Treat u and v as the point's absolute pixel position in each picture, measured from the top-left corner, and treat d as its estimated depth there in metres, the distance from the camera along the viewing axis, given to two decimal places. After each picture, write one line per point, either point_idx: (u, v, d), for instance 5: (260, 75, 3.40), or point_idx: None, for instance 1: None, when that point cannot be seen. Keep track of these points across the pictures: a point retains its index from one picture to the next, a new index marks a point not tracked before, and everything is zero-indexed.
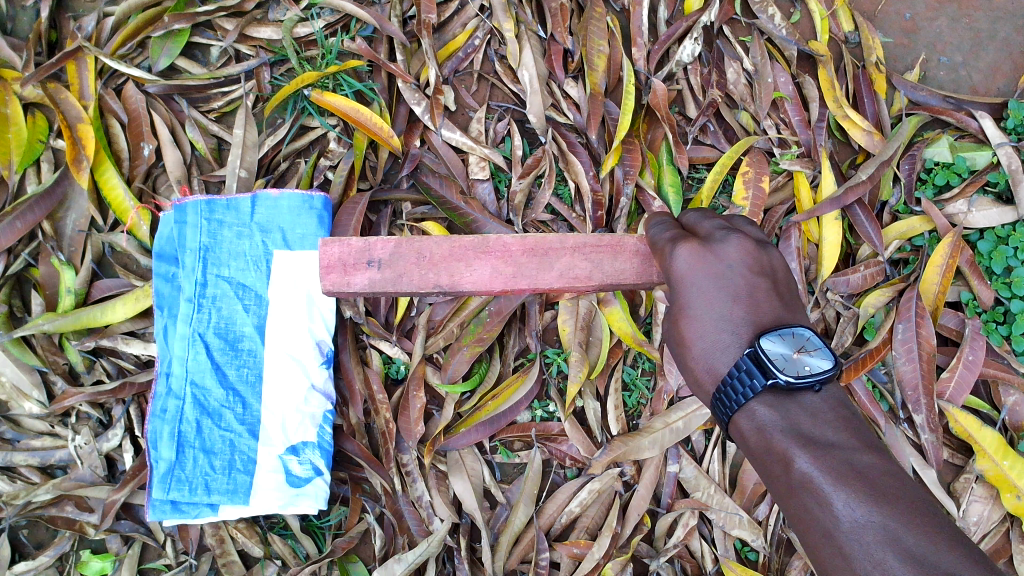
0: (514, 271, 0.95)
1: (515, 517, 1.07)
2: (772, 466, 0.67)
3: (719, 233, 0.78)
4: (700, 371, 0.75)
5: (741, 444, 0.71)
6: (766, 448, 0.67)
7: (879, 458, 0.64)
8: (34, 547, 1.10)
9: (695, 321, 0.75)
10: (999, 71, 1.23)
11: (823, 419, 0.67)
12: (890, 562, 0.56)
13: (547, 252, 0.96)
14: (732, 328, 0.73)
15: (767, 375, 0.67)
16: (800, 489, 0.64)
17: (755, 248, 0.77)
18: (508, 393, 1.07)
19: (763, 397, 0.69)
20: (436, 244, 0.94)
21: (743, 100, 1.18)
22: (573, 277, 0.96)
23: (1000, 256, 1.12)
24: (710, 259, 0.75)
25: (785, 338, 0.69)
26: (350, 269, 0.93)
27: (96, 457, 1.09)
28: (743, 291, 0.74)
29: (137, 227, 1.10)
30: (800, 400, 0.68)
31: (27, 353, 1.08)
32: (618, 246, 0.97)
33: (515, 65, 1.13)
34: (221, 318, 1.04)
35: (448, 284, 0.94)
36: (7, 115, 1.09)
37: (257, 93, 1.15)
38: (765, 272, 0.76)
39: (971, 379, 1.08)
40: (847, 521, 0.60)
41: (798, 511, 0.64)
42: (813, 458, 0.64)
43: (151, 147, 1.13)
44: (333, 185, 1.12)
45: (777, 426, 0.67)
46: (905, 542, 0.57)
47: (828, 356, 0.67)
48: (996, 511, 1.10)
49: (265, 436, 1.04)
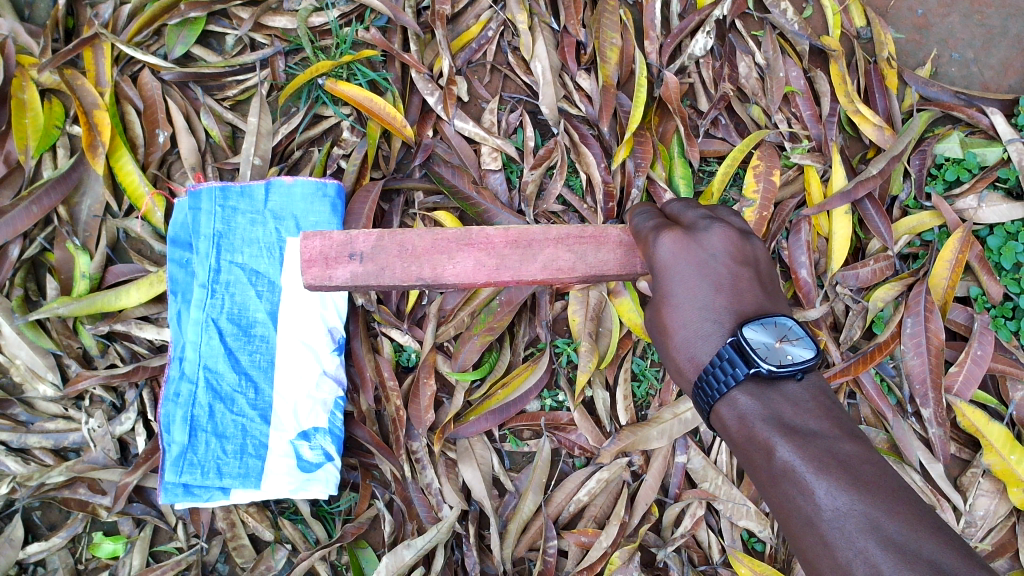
0: (499, 263, 0.89)
1: (523, 505, 1.09)
2: (754, 456, 0.67)
3: (702, 222, 0.78)
4: (682, 361, 0.74)
5: (723, 434, 0.71)
6: (749, 438, 0.67)
7: (860, 446, 0.63)
8: (47, 528, 1.11)
9: (677, 309, 0.75)
10: (1011, 67, 1.23)
11: (804, 409, 0.67)
12: (871, 550, 0.55)
13: (530, 244, 0.90)
14: (715, 317, 0.73)
15: (749, 364, 0.66)
16: (782, 478, 0.63)
17: (739, 238, 0.77)
18: (517, 382, 1.08)
19: (745, 386, 0.68)
20: (419, 235, 0.88)
21: (754, 94, 1.18)
22: (557, 268, 0.90)
23: (1009, 252, 1.11)
24: (693, 249, 0.75)
25: (767, 327, 0.68)
26: (332, 262, 0.86)
27: (109, 441, 1.10)
28: (725, 280, 0.74)
29: (152, 214, 1.11)
30: (782, 389, 0.68)
31: (42, 336, 1.09)
32: (601, 236, 0.90)
33: (528, 57, 1.14)
34: (235, 304, 1.05)
35: (430, 277, 0.88)
36: (24, 100, 1.10)
37: (271, 82, 1.15)
38: (748, 262, 0.76)
39: (979, 373, 1.09)
40: (829, 510, 0.59)
41: (780, 500, 0.63)
42: (795, 446, 0.64)
43: (166, 134, 1.13)
44: (346, 174, 1.13)
45: (758, 415, 0.67)
46: (886, 529, 0.56)
47: (810, 346, 0.67)
48: (1002, 506, 1.11)
49: (276, 421, 1.06)
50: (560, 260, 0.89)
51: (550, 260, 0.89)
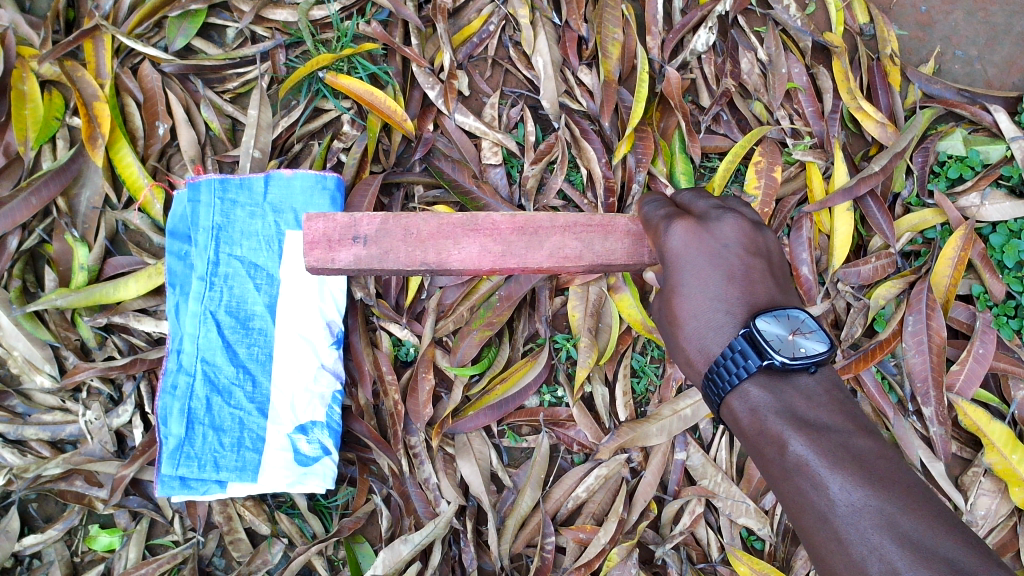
0: (503, 249, 0.88)
1: (521, 501, 1.07)
2: (766, 448, 0.66)
3: (714, 212, 0.77)
4: (692, 352, 0.74)
5: (732, 426, 0.70)
6: (760, 431, 0.66)
7: (874, 440, 0.63)
8: (43, 520, 1.11)
9: (687, 299, 0.74)
10: (1014, 65, 1.22)
11: (816, 401, 0.66)
12: (887, 548, 0.55)
13: (536, 231, 0.89)
14: (727, 308, 0.72)
15: (762, 356, 0.66)
16: (794, 472, 0.62)
17: (751, 228, 0.77)
18: (516, 377, 1.08)
19: (757, 378, 0.67)
20: (425, 219, 0.87)
21: (757, 90, 1.18)
22: (562, 256, 0.89)
23: (1012, 249, 1.11)
24: (703, 238, 0.75)
25: (780, 319, 0.67)
26: (335, 244, 0.85)
27: (106, 433, 1.09)
28: (737, 270, 0.73)
29: (150, 205, 1.11)
30: (794, 381, 0.67)
31: (39, 328, 1.09)
32: (608, 226, 0.89)
33: (529, 51, 1.14)
34: (233, 296, 1.05)
35: (435, 262, 0.87)
36: (24, 91, 1.10)
37: (272, 75, 1.15)
38: (760, 252, 0.76)
39: (981, 372, 1.08)
40: (843, 505, 0.58)
41: (792, 494, 0.63)
42: (808, 440, 0.63)
43: (166, 126, 1.13)
44: (346, 168, 1.13)
45: (770, 407, 0.66)
46: (902, 526, 0.56)
47: (823, 339, 0.66)
48: (1003, 505, 1.10)
49: (274, 414, 1.05)
50: (559, 253, 0.89)
51: (548, 251, 0.89)
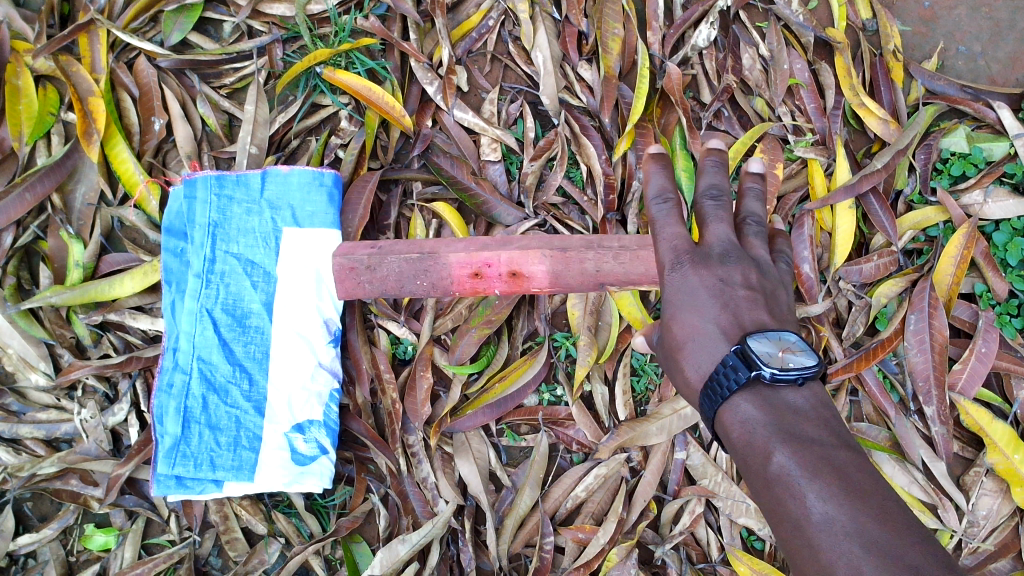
0: (484, 241, 0.96)
1: (520, 500, 1.07)
2: (750, 461, 0.63)
3: (721, 241, 0.75)
4: (688, 373, 0.71)
5: (722, 438, 0.68)
6: (745, 443, 0.63)
7: (859, 456, 0.60)
8: (38, 519, 1.10)
9: (684, 319, 0.72)
10: (1020, 61, 1.20)
11: (805, 417, 0.64)
12: (855, 555, 0.53)
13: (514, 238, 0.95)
14: (723, 327, 0.70)
15: (750, 368, 0.64)
16: (775, 481, 0.60)
17: (754, 266, 0.75)
18: (515, 375, 1.08)
19: (749, 393, 0.65)
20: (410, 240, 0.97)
21: (758, 86, 1.17)
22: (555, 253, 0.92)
23: (1015, 248, 1.10)
24: (702, 266, 0.73)
25: (769, 337, 0.65)
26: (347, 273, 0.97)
27: (101, 432, 1.08)
28: (736, 296, 0.72)
29: (146, 201, 1.10)
30: (784, 398, 0.64)
31: (34, 325, 1.07)
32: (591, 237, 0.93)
33: (528, 46, 1.13)
34: (229, 294, 1.03)
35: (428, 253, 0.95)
36: (18, 86, 1.09)
37: (268, 70, 1.14)
38: (761, 286, 0.74)
39: (983, 371, 1.07)
40: (817, 514, 0.56)
41: (772, 505, 0.61)
42: (792, 451, 0.61)
43: (161, 121, 1.12)
44: (344, 164, 1.12)
45: (758, 420, 0.64)
46: (874, 536, 0.53)
47: (812, 357, 0.64)
48: (1006, 505, 1.09)
49: (271, 414, 1.03)
50: (533, 266, 0.93)
51: (522, 262, 0.93)
